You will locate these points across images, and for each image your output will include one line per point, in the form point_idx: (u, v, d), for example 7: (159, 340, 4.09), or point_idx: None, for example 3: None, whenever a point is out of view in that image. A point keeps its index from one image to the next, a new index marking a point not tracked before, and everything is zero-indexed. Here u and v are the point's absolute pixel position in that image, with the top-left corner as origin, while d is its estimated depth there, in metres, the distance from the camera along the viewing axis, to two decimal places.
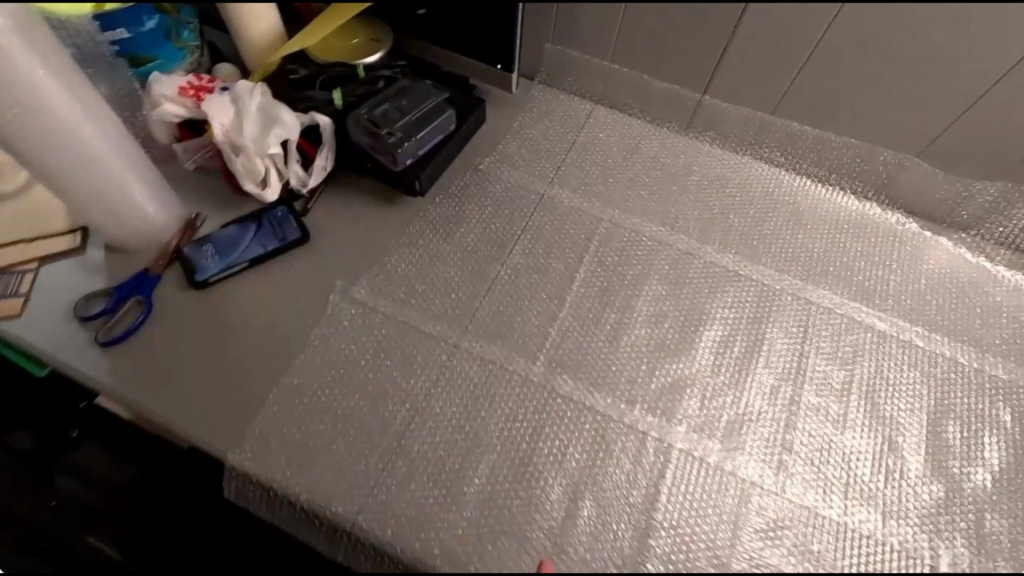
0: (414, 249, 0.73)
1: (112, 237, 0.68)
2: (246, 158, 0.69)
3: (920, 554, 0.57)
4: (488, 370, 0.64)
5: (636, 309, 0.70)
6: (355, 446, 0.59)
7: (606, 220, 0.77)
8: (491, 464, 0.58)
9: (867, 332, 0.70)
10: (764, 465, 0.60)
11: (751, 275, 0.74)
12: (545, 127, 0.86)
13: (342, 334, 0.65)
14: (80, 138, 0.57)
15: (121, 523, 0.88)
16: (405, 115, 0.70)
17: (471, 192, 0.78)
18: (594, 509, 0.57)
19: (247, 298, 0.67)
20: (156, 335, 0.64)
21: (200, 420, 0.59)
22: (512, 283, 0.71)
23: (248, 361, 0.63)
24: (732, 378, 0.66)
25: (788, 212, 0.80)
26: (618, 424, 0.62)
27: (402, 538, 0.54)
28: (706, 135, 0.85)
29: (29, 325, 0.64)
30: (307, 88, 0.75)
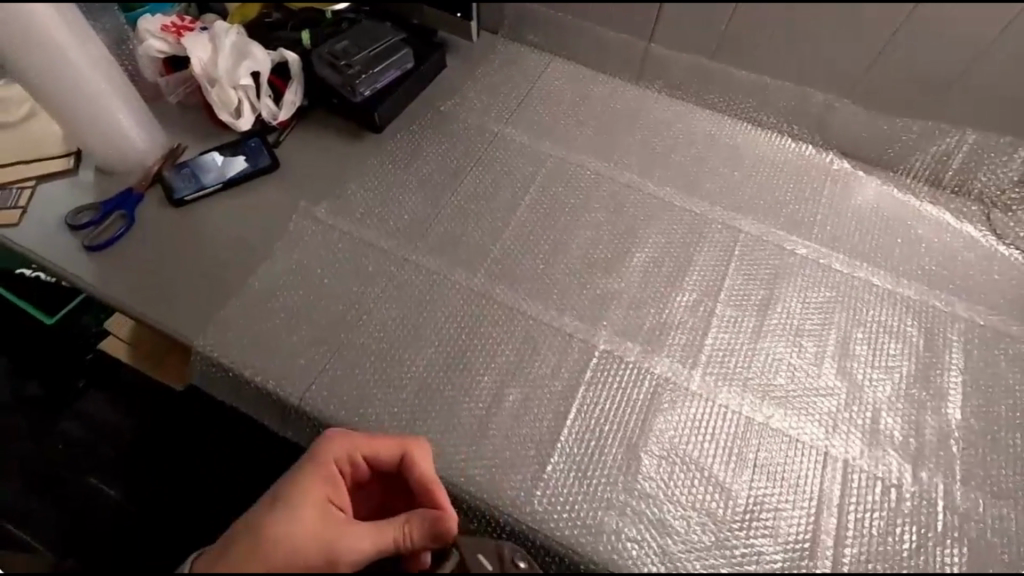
0: (374, 177, 0.79)
1: (101, 160, 0.75)
2: (220, 89, 0.76)
3: (816, 443, 0.62)
4: (432, 279, 0.70)
5: (575, 232, 0.76)
6: (307, 338, 0.65)
7: (554, 156, 0.83)
8: (428, 355, 0.65)
9: (790, 257, 0.75)
10: (679, 365, 0.66)
11: (685, 206, 0.79)
12: (504, 75, 0.92)
13: (303, 246, 0.72)
14: (68, 58, 0.64)
15: (117, 436, 0.97)
16: (363, 50, 0.78)
17: (430, 129, 0.85)
18: (518, 396, 0.63)
19: (220, 215, 0.75)
20: (137, 244, 0.72)
21: (174, 314, 0.67)
22: (461, 208, 0.77)
23: (218, 268, 0.71)
24: (657, 292, 0.71)
25: (728, 153, 0.86)
26: (547, 327, 0.68)
27: (343, 413, 0.61)
28: (655, 84, 0.91)
29: (27, 233, 0.72)
30: (278, 30, 0.82)
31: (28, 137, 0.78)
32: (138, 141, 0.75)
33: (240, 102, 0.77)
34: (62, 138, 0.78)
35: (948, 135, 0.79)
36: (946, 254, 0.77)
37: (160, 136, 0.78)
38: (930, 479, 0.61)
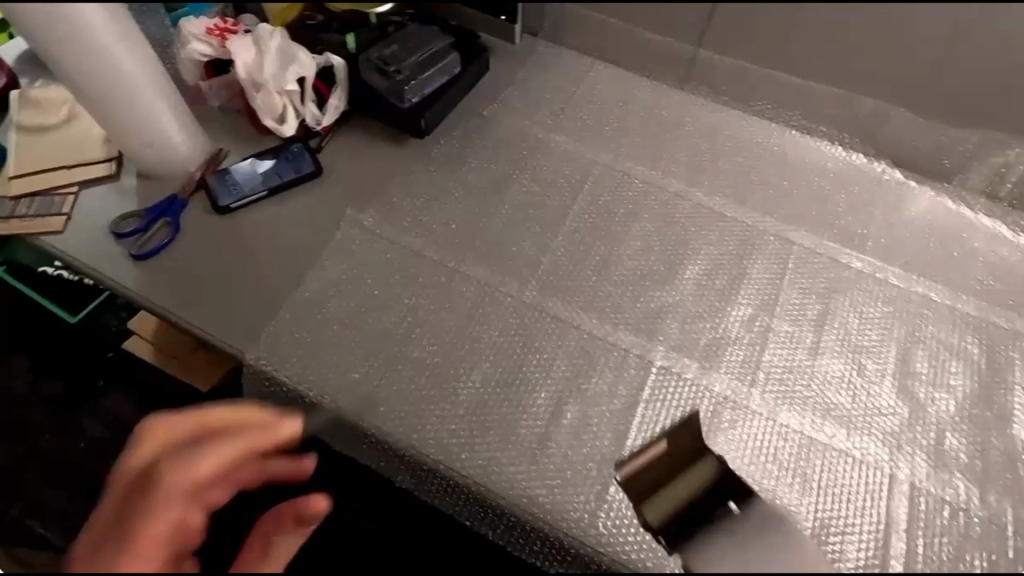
0: (420, 184, 0.78)
1: (144, 165, 0.74)
2: (266, 95, 0.74)
3: (881, 464, 0.61)
4: (483, 291, 0.69)
5: (626, 243, 0.75)
6: (360, 350, 0.64)
7: (600, 163, 0.82)
8: (483, 370, 0.64)
9: (846, 270, 0.74)
10: (737, 382, 0.65)
11: (736, 216, 0.78)
12: (545, 78, 0.90)
13: (351, 256, 0.71)
14: (117, 65, 0.62)
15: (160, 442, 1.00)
16: (411, 55, 0.77)
17: (474, 134, 0.83)
18: (576, 413, 0.62)
19: (265, 222, 0.73)
20: (184, 252, 0.71)
21: (224, 325, 0.66)
22: (509, 216, 0.76)
23: (266, 277, 0.69)
24: (712, 306, 0.70)
25: (777, 160, 0.83)
26: (602, 342, 0.66)
27: (400, 429, 0.60)
28: (700, 89, 0.89)
29: (72, 239, 0.71)
30: (322, 32, 0.80)
31: (68, 139, 0.76)
32: (182, 146, 0.74)
33: (284, 107, 0.76)
34: (102, 140, 0.76)
35: (1007, 147, 0.77)
36: (1004, 268, 0.75)
37: (203, 141, 0.76)
38: (998, 502, 0.60)
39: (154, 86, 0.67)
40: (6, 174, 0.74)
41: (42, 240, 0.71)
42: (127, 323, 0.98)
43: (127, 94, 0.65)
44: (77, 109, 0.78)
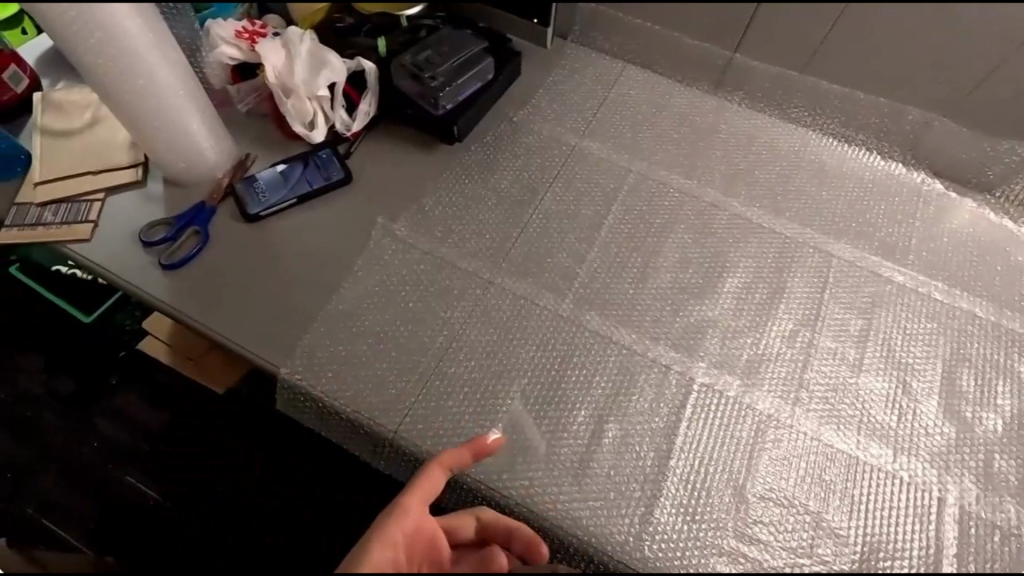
0: (451, 192, 0.76)
1: (172, 171, 0.72)
2: (296, 100, 0.73)
3: (929, 486, 0.60)
4: (519, 304, 0.68)
5: (662, 254, 0.73)
6: (396, 365, 0.63)
7: (634, 172, 0.80)
8: (522, 386, 0.62)
9: (887, 284, 0.72)
10: (780, 401, 0.64)
11: (773, 227, 0.76)
12: (576, 82, 0.87)
13: (383, 267, 0.70)
14: (149, 71, 0.61)
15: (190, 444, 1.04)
16: (446, 61, 0.75)
17: (506, 140, 0.81)
18: (617, 432, 0.60)
19: (295, 231, 0.71)
20: (213, 262, 0.69)
21: (256, 337, 0.64)
22: (543, 227, 0.74)
23: (296, 288, 0.68)
24: (753, 321, 0.69)
25: (814, 169, 0.82)
26: (642, 358, 0.65)
27: (439, 447, 0.59)
28: (735, 95, 0.87)
29: (100, 248, 0.70)
30: (351, 35, 0.78)
31: (92, 143, 0.74)
32: (211, 153, 0.72)
33: (314, 113, 0.74)
34: (127, 145, 0.75)
35: None
36: None
37: (230, 147, 0.75)
38: None
39: (184, 92, 0.65)
40: (31, 180, 0.73)
41: (69, 249, 0.70)
42: (142, 324, 0.97)
43: (157, 101, 0.64)
44: (101, 112, 0.76)
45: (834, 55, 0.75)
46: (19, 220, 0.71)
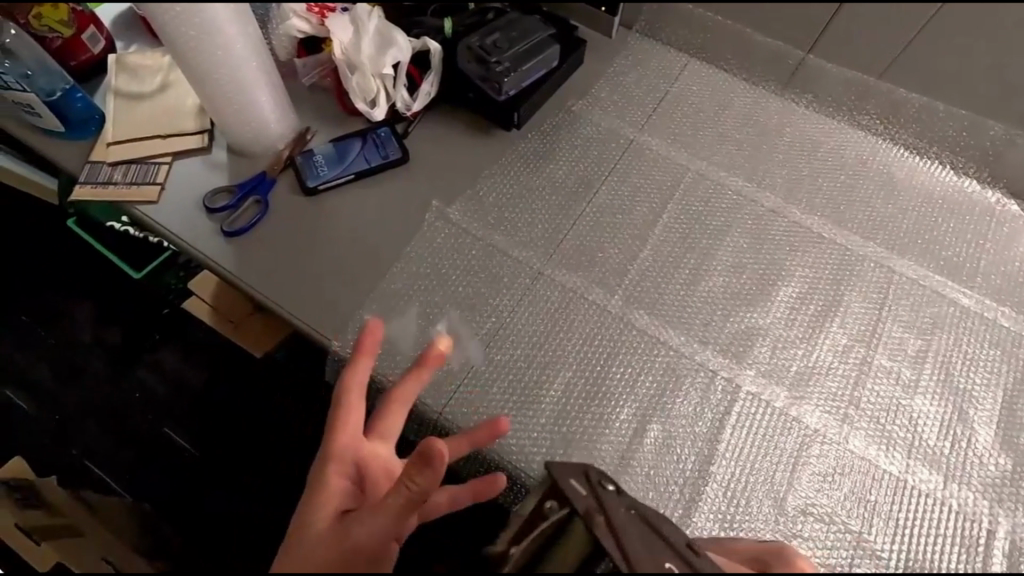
0: (505, 179, 0.76)
1: (236, 140, 0.74)
2: (361, 76, 0.73)
3: (979, 518, 0.58)
4: (568, 296, 0.68)
5: (715, 258, 0.72)
6: (443, 347, 0.64)
7: (692, 170, 0.78)
8: (567, 378, 0.63)
9: (949, 306, 0.70)
10: (830, 417, 0.62)
11: (833, 237, 0.74)
12: (638, 75, 0.86)
13: (436, 250, 0.70)
14: (226, 42, 0.62)
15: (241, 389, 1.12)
16: (513, 46, 0.74)
17: (563, 131, 0.80)
18: (660, 433, 0.60)
19: (350, 207, 0.72)
20: (272, 232, 0.71)
21: (310, 310, 0.66)
22: (596, 220, 0.74)
23: (351, 264, 0.69)
24: (805, 333, 0.67)
25: (880, 180, 0.79)
26: (689, 361, 0.64)
27: (482, 434, 0.59)
28: (803, 97, 0.84)
29: (166, 211, 0.72)
30: (418, 15, 0.78)
31: (162, 108, 0.77)
32: (276, 125, 0.74)
33: (378, 90, 0.74)
34: (196, 112, 0.77)
35: None
36: None
37: (293, 119, 0.76)
38: None
39: (255, 64, 0.66)
40: (104, 139, 0.75)
41: (137, 209, 0.72)
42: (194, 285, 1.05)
43: (231, 72, 0.65)
44: (172, 77, 0.78)
45: (918, 62, 0.71)
46: (91, 178, 0.73)
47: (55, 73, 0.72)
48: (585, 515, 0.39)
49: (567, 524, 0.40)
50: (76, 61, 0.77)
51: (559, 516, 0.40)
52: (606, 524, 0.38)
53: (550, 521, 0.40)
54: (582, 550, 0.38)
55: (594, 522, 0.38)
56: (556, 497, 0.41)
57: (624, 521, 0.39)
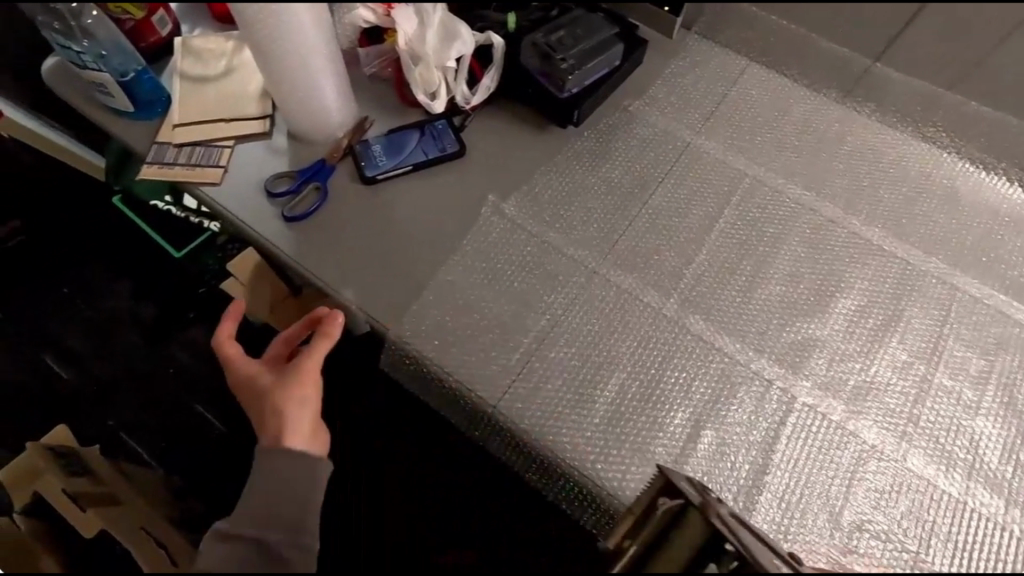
0: (561, 177, 0.76)
1: (298, 127, 0.75)
2: (423, 68, 0.74)
3: None
4: (623, 298, 0.67)
5: (772, 265, 0.71)
6: (496, 342, 0.65)
7: (750, 175, 0.77)
8: (620, 380, 0.63)
9: (1015, 327, 0.68)
10: (887, 433, 0.61)
11: (895, 251, 0.72)
12: (696, 76, 0.85)
13: (491, 245, 0.70)
14: (300, 30, 0.63)
15: None
16: (578, 43, 0.74)
17: (619, 130, 0.80)
18: (714, 439, 0.60)
19: (407, 198, 0.73)
20: (330, 219, 0.72)
21: (366, 298, 0.67)
22: (651, 223, 0.73)
23: (407, 254, 0.70)
24: (862, 347, 0.66)
25: (945, 195, 0.77)
26: (743, 369, 0.64)
27: (535, 431, 0.60)
28: (866, 106, 0.82)
29: (227, 194, 0.73)
30: (481, 8, 0.78)
31: (226, 92, 0.78)
32: (337, 114, 0.75)
33: (440, 82, 0.75)
34: (259, 97, 0.78)
35: None
36: None
37: (353, 108, 0.77)
38: None
39: (324, 52, 0.67)
40: (170, 121, 0.76)
41: (200, 190, 0.74)
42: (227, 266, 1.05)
43: (301, 60, 0.66)
44: (236, 62, 0.79)
45: (992, 74, 0.71)
46: (157, 158, 0.75)
47: (127, 53, 0.74)
48: (701, 507, 0.41)
49: (681, 515, 0.41)
50: (144, 43, 0.79)
51: (672, 507, 0.41)
52: (720, 516, 0.40)
53: (662, 517, 0.41)
54: (698, 544, 0.39)
55: (710, 512, 0.40)
56: (667, 492, 0.42)
57: (735, 521, 0.41)
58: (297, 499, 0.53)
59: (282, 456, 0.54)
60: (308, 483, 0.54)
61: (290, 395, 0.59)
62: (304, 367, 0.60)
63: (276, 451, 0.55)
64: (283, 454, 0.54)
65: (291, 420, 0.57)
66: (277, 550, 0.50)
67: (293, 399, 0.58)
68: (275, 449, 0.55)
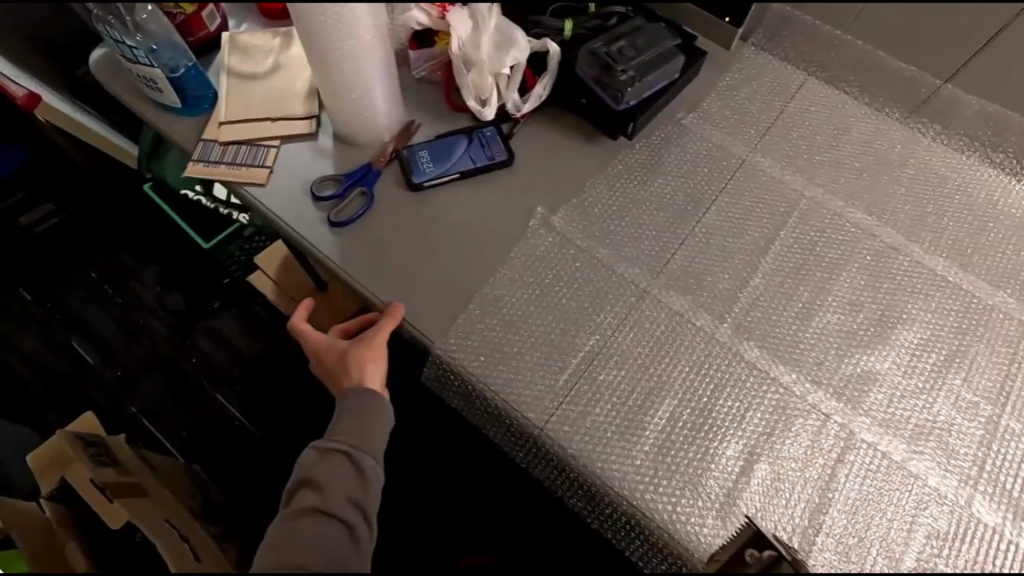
0: (612, 191, 0.73)
1: (346, 129, 0.73)
2: (476, 74, 0.72)
3: None
4: (675, 321, 0.65)
5: (831, 293, 0.68)
6: (543, 360, 0.63)
7: (808, 197, 0.74)
8: (672, 406, 0.60)
9: None
10: (952, 477, 0.58)
11: (960, 282, 0.69)
12: (753, 90, 0.82)
13: (539, 259, 0.69)
14: (357, 32, 0.61)
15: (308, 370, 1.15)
16: (638, 54, 0.71)
17: (672, 143, 0.77)
18: (769, 473, 0.58)
19: (456, 207, 0.71)
20: (376, 225, 0.70)
21: (412, 309, 0.65)
22: (704, 243, 0.71)
23: (454, 265, 0.68)
24: (926, 383, 0.63)
25: (1013, 225, 0.73)
26: (800, 401, 0.61)
27: (583, 455, 0.58)
28: (930, 128, 0.79)
29: (272, 195, 0.72)
30: (536, 14, 0.76)
31: (273, 90, 0.77)
32: (385, 117, 0.73)
33: (491, 89, 0.73)
34: (306, 97, 0.76)
35: None
36: None
37: (401, 112, 0.75)
38: None
39: (379, 55, 0.66)
40: (216, 118, 0.75)
41: (245, 190, 0.73)
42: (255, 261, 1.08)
43: (356, 62, 0.64)
44: (283, 60, 0.78)
45: None
46: (203, 156, 0.74)
47: (178, 47, 0.73)
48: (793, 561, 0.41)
49: (771, 567, 0.41)
50: (193, 37, 0.78)
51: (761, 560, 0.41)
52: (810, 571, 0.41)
53: (750, 568, 0.41)
54: None
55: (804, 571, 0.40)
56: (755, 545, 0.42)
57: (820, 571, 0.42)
58: (374, 429, 0.62)
59: (362, 400, 0.62)
60: (381, 422, 0.62)
61: (367, 356, 0.64)
62: (374, 339, 0.64)
63: (357, 395, 0.62)
64: (363, 400, 0.62)
65: (367, 375, 0.64)
66: (361, 464, 0.59)
67: (373, 358, 0.64)
68: (357, 393, 0.62)
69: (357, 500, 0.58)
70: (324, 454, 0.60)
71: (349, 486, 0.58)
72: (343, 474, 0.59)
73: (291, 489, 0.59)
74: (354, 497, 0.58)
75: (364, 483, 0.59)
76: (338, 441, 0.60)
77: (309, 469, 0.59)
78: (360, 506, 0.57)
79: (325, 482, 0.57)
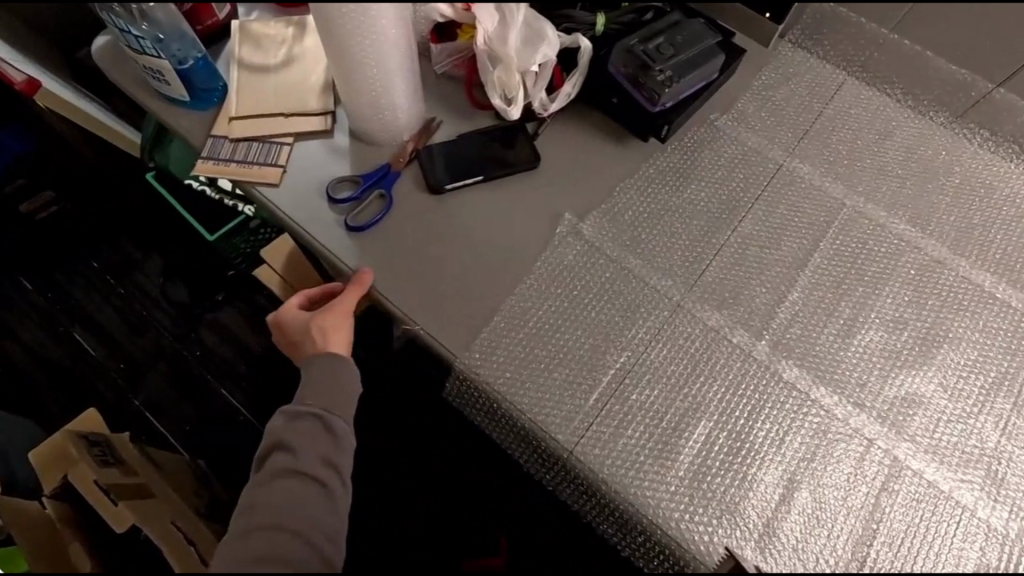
0: (644, 197, 0.70)
1: (363, 127, 0.70)
2: (503, 71, 0.68)
3: None
4: (710, 337, 0.62)
5: (873, 308, 0.65)
6: (572, 377, 0.60)
7: (848, 206, 0.71)
8: (707, 429, 0.57)
9: None
10: (1002, 510, 0.56)
11: (1009, 300, 0.66)
12: (791, 90, 0.77)
13: (566, 269, 0.65)
14: (379, 27, 0.58)
15: None
16: (677, 52, 0.67)
17: (705, 146, 0.73)
18: (809, 502, 0.55)
19: (480, 211, 0.68)
20: (395, 229, 0.67)
21: (433, 320, 0.62)
22: (739, 254, 0.67)
23: (478, 272, 0.65)
24: (975, 407, 0.60)
25: None
26: (842, 426, 0.58)
27: (615, 479, 0.55)
28: (978, 133, 0.75)
29: (285, 195, 0.69)
30: (566, 7, 0.72)
31: (286, 84, 0.73)
32: (404, 115, 0.69)
33: (518, 88, 0.68)
34: (321, 92, 0.72)
35: None
36: None
37: (421, 109, 0.71)
38: None
39: (401, 49, 0.62)
40: (226, 113, 0.72)
41: (257, 190, 0.69)
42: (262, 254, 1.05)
43: (377, 58, 0.61)
44: (296, 51, 0.74)
45: None
46: (212, 153, 0.70)
47: (186, 36, 0.67)
48: None
49: None
50: (201, 26, 0.74)
51: None
52: None
53: None
54: None
55: None
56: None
57: None
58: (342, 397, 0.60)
59: (324, 367, 0.60)
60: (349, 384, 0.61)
61: (325, 327, 0.61)
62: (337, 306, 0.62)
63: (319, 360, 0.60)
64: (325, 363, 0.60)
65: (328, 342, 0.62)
66: (333, 426, 0.58)
67: (332, 330, 0.62)
68: (316, 361, 0.60)
69: (334, 461, 0.57)
70: (293, 417, 0.58)
71: (323, 448, 0.57)
72: (315, 434, 0.57)
73: (262, 453, 0.58)
74: (328, 456, 0.56)
75: (337, 445, 0.58)
76: (309, 404, 0.58)
77: (278, 434, 0.57)
78: (337, 466, 0.57)
79: (298, 444, 0.56)
